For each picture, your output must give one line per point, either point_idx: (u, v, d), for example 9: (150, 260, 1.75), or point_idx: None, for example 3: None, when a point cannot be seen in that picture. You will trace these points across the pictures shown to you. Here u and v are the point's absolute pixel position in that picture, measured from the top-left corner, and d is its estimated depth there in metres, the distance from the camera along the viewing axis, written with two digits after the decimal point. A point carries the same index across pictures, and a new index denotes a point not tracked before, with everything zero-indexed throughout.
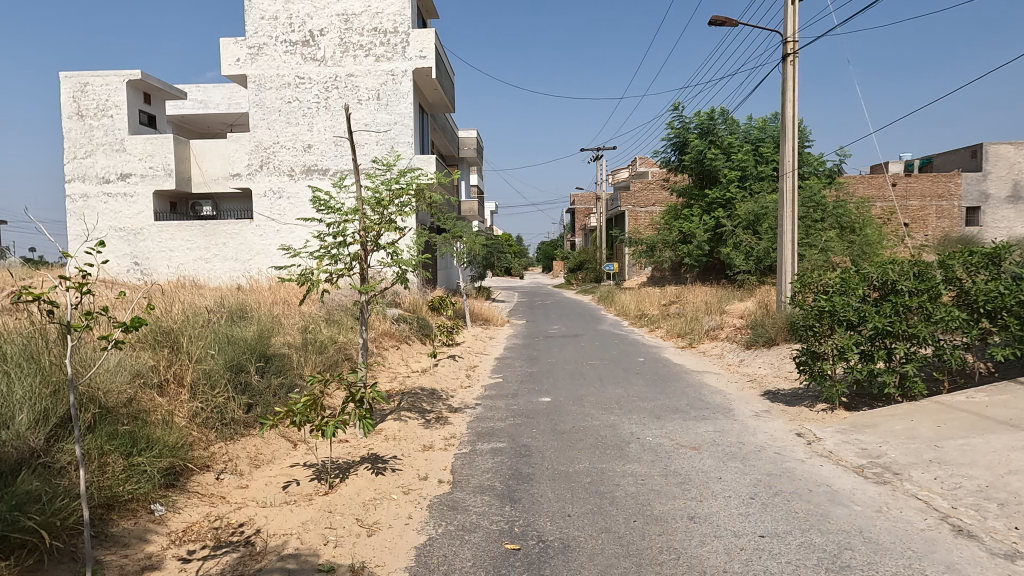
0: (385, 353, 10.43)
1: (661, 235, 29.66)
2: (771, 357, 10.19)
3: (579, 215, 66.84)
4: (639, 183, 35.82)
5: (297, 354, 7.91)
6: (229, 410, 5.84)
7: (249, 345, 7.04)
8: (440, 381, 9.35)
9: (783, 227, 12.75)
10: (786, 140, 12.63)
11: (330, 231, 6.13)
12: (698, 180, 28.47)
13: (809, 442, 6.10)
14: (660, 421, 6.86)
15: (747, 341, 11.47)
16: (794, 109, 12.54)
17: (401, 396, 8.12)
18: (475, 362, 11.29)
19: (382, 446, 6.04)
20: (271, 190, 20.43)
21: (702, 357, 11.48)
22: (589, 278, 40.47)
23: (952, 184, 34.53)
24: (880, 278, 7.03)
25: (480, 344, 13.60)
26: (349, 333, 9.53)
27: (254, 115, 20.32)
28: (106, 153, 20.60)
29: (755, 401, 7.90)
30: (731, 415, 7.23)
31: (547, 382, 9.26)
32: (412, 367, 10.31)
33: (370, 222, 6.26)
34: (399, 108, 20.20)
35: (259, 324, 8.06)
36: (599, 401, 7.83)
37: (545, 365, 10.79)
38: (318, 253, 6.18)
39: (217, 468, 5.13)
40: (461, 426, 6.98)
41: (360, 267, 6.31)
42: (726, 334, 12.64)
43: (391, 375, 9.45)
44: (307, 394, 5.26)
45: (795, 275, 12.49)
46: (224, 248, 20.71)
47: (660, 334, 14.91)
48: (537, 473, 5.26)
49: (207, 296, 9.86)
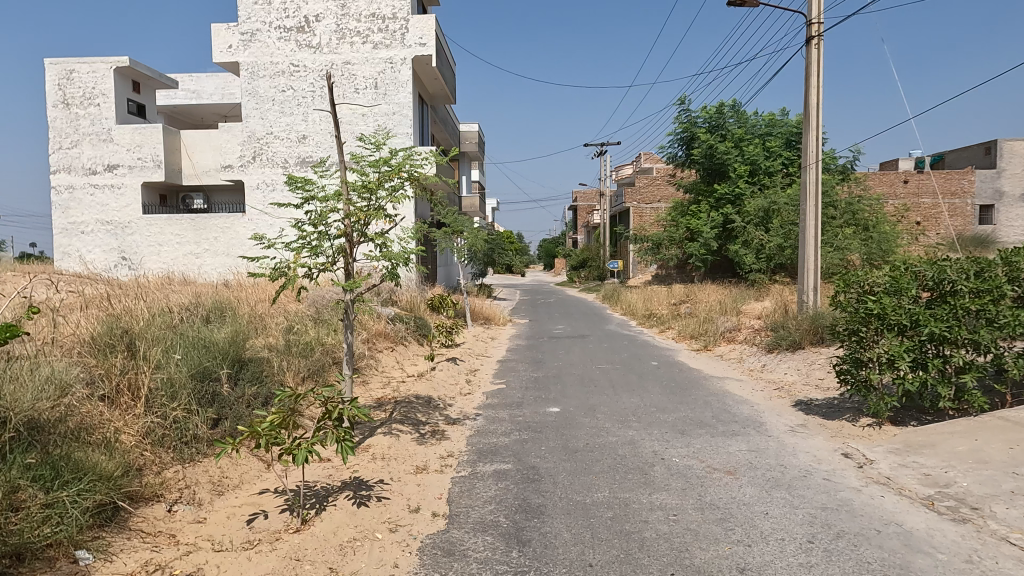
0: (378, 356, 9.64)
1: (668, 232, 28.88)
2: (798, 363, 9.40)
3: (581, 213, 66.10)
4: (644, 179, 35.01)
5: (278, 359, 7.12)
6: (190, 426, 5.03)
7: (221, 350, 6.25)
8: (437, 388, 8.56)
9: (805, 223, 11.96)
10: (809, 128, 11.84)
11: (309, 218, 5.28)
12: (705, 176, 27.68)
13: (860, 466, 5.28)
14: (685, 438, 6.06)
15: (768, 343, 10.67)
16: (818, 96, 11.76)
17: (392, 407, 7.31)
18: (475, 365, 10.50)
19: (367, 468, 5.22)
20: (264, 182, 19.61)
21: (720, 361, 10.67)
22: (592, 276, 39.69)
23: (965, 181, 33.67)
24: (935, 276, 6.15)
25: (481, 345, 12.81)
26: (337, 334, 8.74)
27: (246, 104, 19.51)
28: (92, 143, 19.78)
29: (787, 413, 7.09)
30: (764, 430, 6.42)
31: (554, 389, 8.46)
32: (407, 372, 9.51)
33: (356, 210, 5.39)
34: (398, 97, 19.39)
35: (235, 326, 7.24)
36: (613, 413, 7.03)
37: (551, 369, 9.98)
38: (295, 244, 5.32)
39: (170, 498, 4.32)
40: (460, 441, 6.15)
41: (345, 262, 5.47)
42: (744, 337, 11.85)
43: (384, 381, 8.64)
44: (275, 411, 4.29)
45: (819, 274, 11.71)
46: (216, 243, 19.89)
47: (671, 335, 14.11)
48: (549, 505, 4.44)
49: (185, 294, 9.06)
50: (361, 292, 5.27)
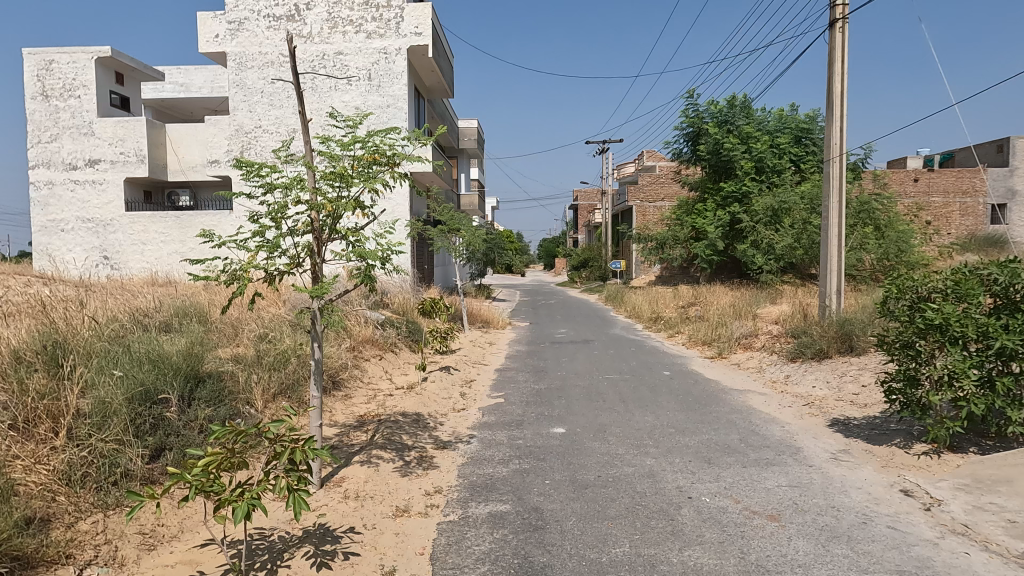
0: (363, 366, 8.79)
1: (672, 231, 28.01)
2: (826, 375, 8.54)
3: (582, 212, 65.24)
4: (648, 177, 34.14)
5: (243, 374, 6.26)
6: (120, 461, 4.15)
7: (171, 366, 5.38)
8: (427, 402, 7.69)
9: (828, 220, 11.13)
10: (833, 118, 11.03)
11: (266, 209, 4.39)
12: (711, 173, 26.82)
13: (927, 509, 4.40)
14: (713, 469, 5.18)
15: (791, 352, 9.81)
16: (843, 83, 10.92)
17: (375, 428, 6.44)
18: (471, 375, 9.63)
19: (338, 511, 4.34)
20: None
21: (737, 371, 9.81)
22: (593, 276, 38.82)
23: (977, 180, 32.80)
24: (1005, 281, 5.23)
25: (478, 351, 11.95)
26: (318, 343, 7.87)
27: (233, 96, 18.64)
28: (72, 137, 18.89)
29: (825, 436, 6.22)
30: (803, 458, 5.54)
31: (558, 405, 7.59)
32: (395, 384, 8.65)
33: (322, 201, 4.44)
34: (392, 89, 18.51)
35: (194, 337, 6.38)
36: (626, 436, 6.16)
37: (554, 380, 9.11)
38: (251, 244, 4.42)
39: (81, 560, 3.45)
40: (450, 472, 5.27)
41: (312, 264, 4.57)
42: (761, 344, 10.98)
43: (369, 396, 7.78)
44: (212, 450, 3.37)
45: (843, 275, 10.91)
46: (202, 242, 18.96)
47: (681, 341, 13.25)
48: (555, 567, 3.55)
49: (149, 298, 8.18)
50: (331, 303, 4.34)
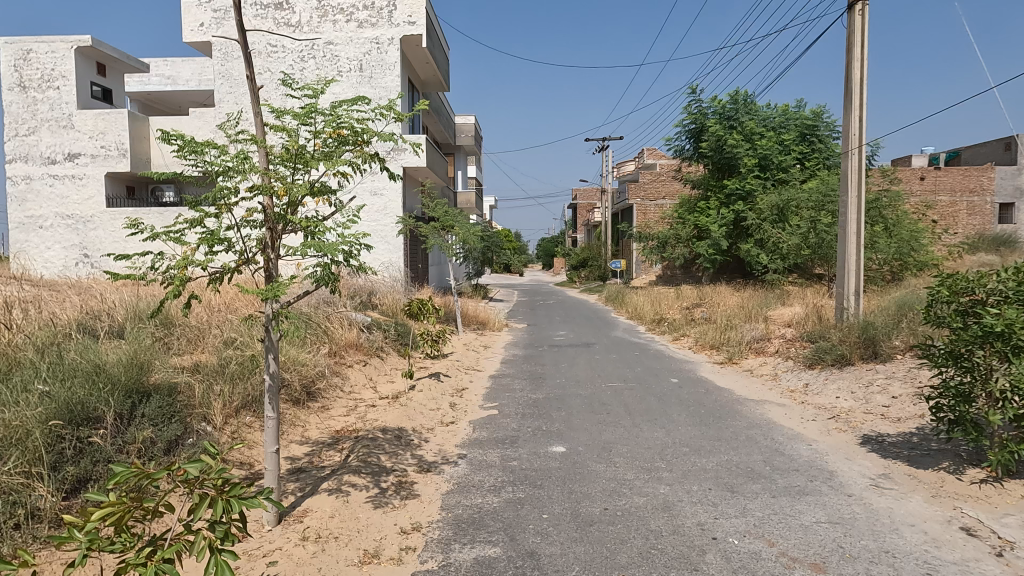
0: (344, 373, 8.07)
1: (674, 230, 27.28)
2: (849, 383, 7.82)
3: (581, 211, 64.57)
4: (648, 174, 33.45)
5: (200, 386, 5.53)
6: (24, 499, 3.44)
7: (110, 379, 4.66)
8: (412, 414, 6.97)
9: (846, 217, 10.42)
10: (851, 107, 10.35)
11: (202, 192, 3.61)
12: (715, 170, 26.08)
13: (999, 555, 3.67)
14: (738, 501, 4.44)
15: (809, 358, 9.07)
16: (864, 70, 10.22)
17: (351, 446, 5.70)
18: (463, 382, 8.89)
19: (293, 558, 3.59)
20: None
21: (750, 378, 9.09)
22: (593, 275, 38.12)
23: (984, 179, 32.13)
24: None
25: (472, 356, 11.24)
26: (294, 350, 7.14)
27: (219, 87, 17.90)
28: (51, 130, 18.14)
29: (860, 458, 5.49)
30: (841, 486, 4.80)
31: (558, 418, 6.87)
32: (380, 394, 7.91)
33: (273, 186, 3.67)
34: (385, 81, 17.80)
35: (145, 346, 5.65)
36: (635, 457, 5.43)
37: (553, 388, 8.38)
38: (188, 236, 3.68)
39: None
40: (433, 503, 4.52)
41: (264, 260, 3.85)
42: (775, 348, 10.26)
43: (348, 408, 7.07)
44: (113, 504, 2.52)
45: (863, 275, 10.22)
46: None
47: (687, 344, 12.53)
48: None
49: (107, 298, 7.45)
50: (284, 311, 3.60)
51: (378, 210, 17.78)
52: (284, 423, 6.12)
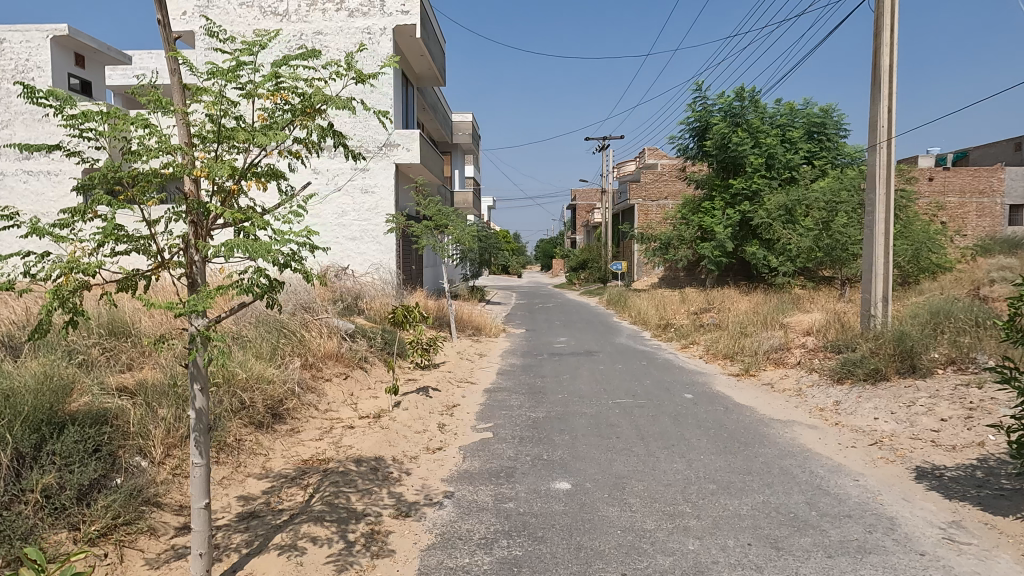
0: (320, 391, 7.19)
1: (677, 230, 26.45)
2: (887, 402, 6.97)
3: (580, 212, 63.77)
4: (650, 173, 32.61)
5: (136, 412, 4.70)
6: None
7: (12, 412, 3.86)
8: (394, 438, 6.10)
9: (874, 216, 9.56)
10: (879, 97, 9.53)
11: (96, 175, 2.72)
12: (720, 169, 25.20)
13: None
14: (789, 564, 3.58)
15: (836, 372, 8.21)
16: (893, 56, 9.37)
17: (318, 482, 4.84)
18: (453, 398, 8.01)
19: None
20: None
21: (771, 394, 8.24)
22: (593, 277, 37.23)
23: (994, 179, 31.37)
24: None
25: (465, 366, 10.38)
26: (260, 364, 6.28)
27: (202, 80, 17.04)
28: (25, 124, 16.51)
29: (920, 498, 4.63)
30: (911, 540, 3.93)
31: (561, 443, 6.01)
32: (359, 413, 7.05)
33: (191, 167, 2.79)
34: (376, 73, 17.01)
35: (70, 372, 4.80)
36: (653, 498, 4.57)
37: (555, 406, 7.52)
38: (77, 231, 2.80)
39: None
40: (410, 564, 3.65)
41: (185, 264, 2.96)
42: (795, 359, 9.41)
43: (320, 432, 6.20)
44: None
45: (891, 280, 9.39)
46: None
47: (697, 353, 11.67)
48: None
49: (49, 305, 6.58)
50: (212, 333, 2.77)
51: (370, 209, 17.17)
52: (243, 452, 5.25)
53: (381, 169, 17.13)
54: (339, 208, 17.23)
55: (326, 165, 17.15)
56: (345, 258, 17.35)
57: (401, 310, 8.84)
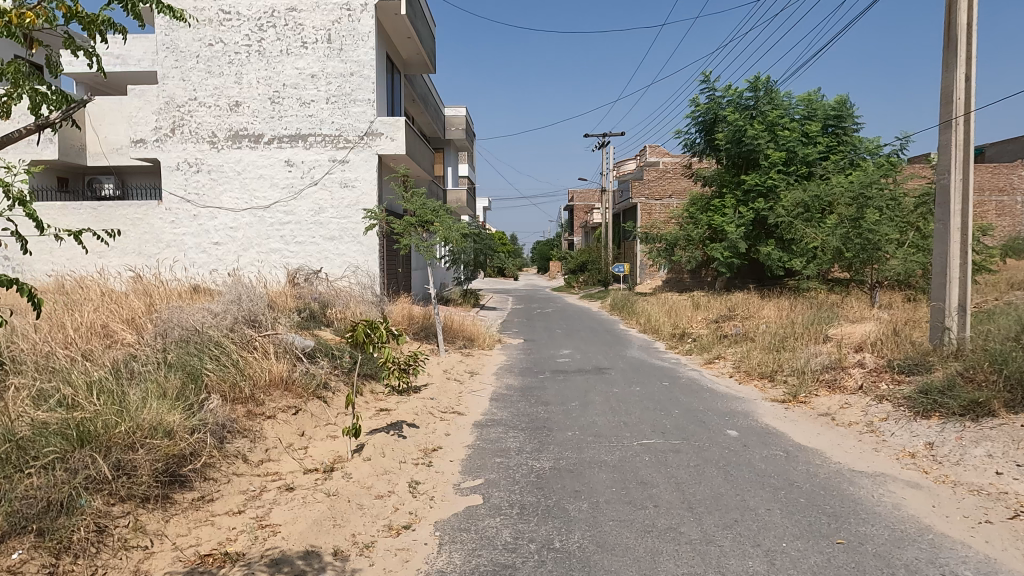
0: (253, 438, 5.41)
1: (685, 230, 24.77)
2: (1007, 447, 5.24)
3: (580, 212, 62.19)
4: (654, 171, 30.97)
5: None
6: None
7: None
8: (342, 511, 4.33)
9: (950, 210, 7.84)
10: (953, 64, 7.84)
11: None
12: (731, 164, 23.52)
13: None
14: None
15: (918, 403, 6.47)
16: (973, 13, 7.68)
17: None
18: (433, 439, 6.24)
19: None
20: (186, 161, 15.45)
21: (836, 430, 6.53)
22: (594, 280, 35.54)
23: (1014, 177, 29.83)
24: None
25: (454, 388, 8.65)
26: (162, 405, 4.52)
27: (163, 61, 15.35)
28: None
29: None
30: None
31: (577, 518, 4.27)
32: (306, 466, 5.29)
33: None
34: (357, 54, 15.33)
35: None
36: None
37: (565, 451, 5.77)
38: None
39: None
40: None
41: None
42: (856, 381, 7.69)
43: (241, 501, 4.43)
44: None
45: (969, 285, 7.73)
46: (123, 239, 15.49)
47: (725, 370, 9.98)
48: None
49: None
50: None
51: (350, 205, 15.46)
52: (108, 549, 3.50)
53: (362, 161, 15.43)
54: (316, 204, 15.55)
55: (301, 157, 15.47)
56: (322, 260, 15.61)
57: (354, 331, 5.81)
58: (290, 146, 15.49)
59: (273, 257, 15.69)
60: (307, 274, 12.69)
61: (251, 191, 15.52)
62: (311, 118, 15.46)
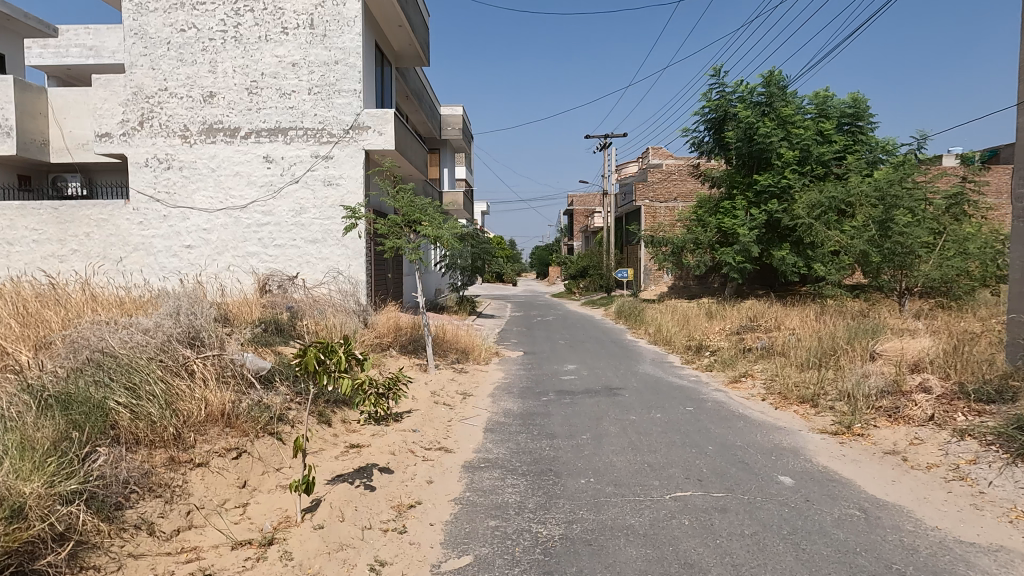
0: (172, 497, 4.14)
1: (692, 233, 23.52)
2: None
3: (579, 216, 61.04)
4: (658, 173, 29.80)
5: None
6: None
7: None
8: None
9: None
10: None
11: None
12: (741, 165, 22.27)
13: None
14: None
15: (1018, 443, 5.17)
16: None
17: None
18: (410, 491, 4.93)
19: None
20: (157, 157, 14.18)
21: (913, 477, 5.24)
22: (595, 286, 34.30)
23: None
24: None
25: (442, 415, 7.39)
26: (15, 469, 3.22)
27: (130, 49, 14.07)
28: None
29: None
30: None
31: None
32: (236, 534, 3.99)
33: None
34: (342, 40, 14.09)
35: None
36: None
37: (578, 511, 4.46)
38: None
39: None
40: None
41: None
42: (921, 409, 6.43)
43: None
44: None
45: None
46: (87, 242, 14.18)
47: (755, 391, 8.71)
48: None
49: None
50: None
51: (334, 205, 14.20)
52: None
53: (347, 157, 14.18)
54: (297, 204, 14.30)
55: (280, 152, 14.21)
56: (303, 265, 14.34)
57: (297, 353, 4.28)
58: (268, 140, 14.23)
59: (251, 261, 14.41)
60: (282, 281, 11.41)
61: (227, 189, 14.26)
62: (292, 110, 14.20)
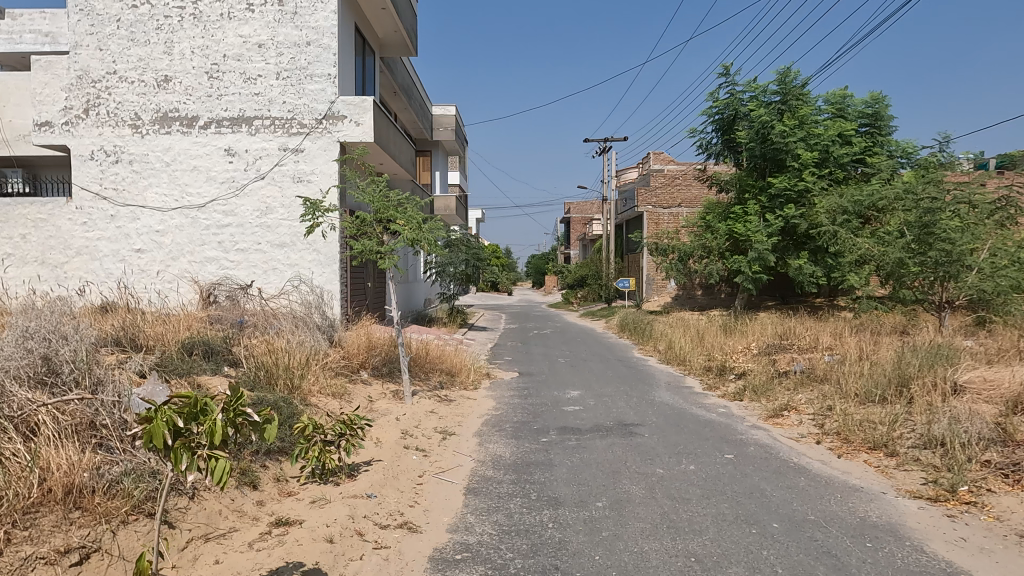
0: None
1: (700, 241, 21.94)
2: None
3: (576, 224, 59.64)
4: (662, 177, 28.27)
5: None
6: None
7: None
8: None
9: None
10: None
11: None
12: (753, 167, 20.64)
13: None
14: None
15: None
16: None
17: None
18: None
19: None
20: (104, 149, 12.49)
21: None
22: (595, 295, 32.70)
23: None
24: None
25: (412, 466, 5.68)
26: None
27: (75, 27, 12.42)
28: None
29: None
30: None
31: None
32: None
33: None
34: (314, 19, 12.50)
35: None
36: None
37: None
38: None
39: None
40: None
41: None
42: None
43: None
44: None
45: None
46: (24, 245, 12.51)
47: (804, 430, 7.05)
48: None
49: None
50: None
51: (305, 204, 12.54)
52: None
53: (320, 150, 12.54)
54: (263, 203, 12.64)
55: (244, 144, 12.55)
56: (269, 271, 12.68)
57: (143, 418, 2.61)
58: (231, 131, 12.58)
59: (209, 267, 12.71)
60: (235, 290, 9.75)
61: (183, 186, 12.59)
62: (257, 97, 12.57)
